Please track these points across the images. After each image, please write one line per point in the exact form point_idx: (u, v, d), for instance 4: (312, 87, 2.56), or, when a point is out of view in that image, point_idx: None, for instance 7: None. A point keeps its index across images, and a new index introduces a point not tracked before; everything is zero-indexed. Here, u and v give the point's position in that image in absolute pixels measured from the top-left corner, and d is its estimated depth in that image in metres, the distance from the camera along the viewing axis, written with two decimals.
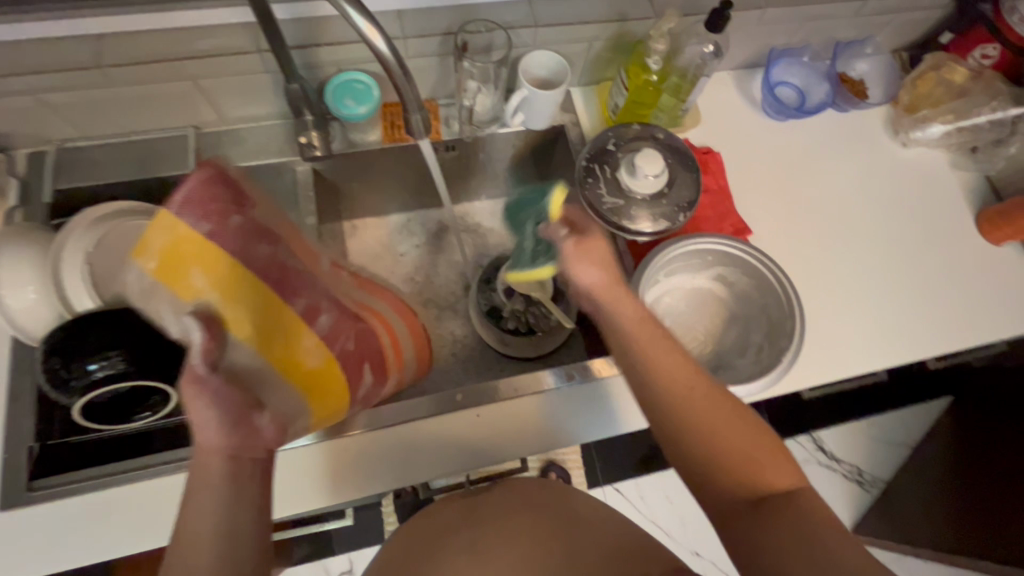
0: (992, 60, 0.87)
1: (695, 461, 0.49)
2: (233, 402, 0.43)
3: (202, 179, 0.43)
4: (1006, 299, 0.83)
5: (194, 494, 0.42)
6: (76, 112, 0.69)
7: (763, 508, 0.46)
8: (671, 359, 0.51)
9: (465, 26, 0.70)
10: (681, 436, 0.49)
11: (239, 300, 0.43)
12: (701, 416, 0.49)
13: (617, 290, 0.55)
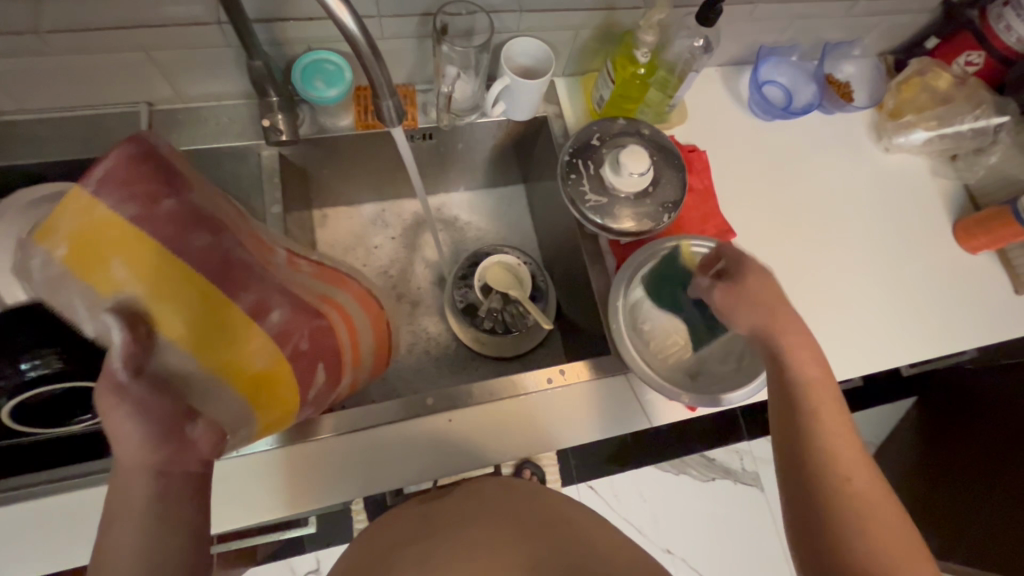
0: (976, 67, 0.87)
1: (845, 528, 0.49)
2: (160, 413, 0.41)
3: (121, 158, 0.43)
4: (979, 307, 0.84)
5: (117, 518, 0.41)
6: (10, 82, 0.62)
7: (856, 514, 0.49)
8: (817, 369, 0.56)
9: (444, 8, 0.66)
10: (836, 498, 0.50)
11: (166, 292, 0.42)
12: (833, 422, 0.53)
13: (791, 343, 0.56)
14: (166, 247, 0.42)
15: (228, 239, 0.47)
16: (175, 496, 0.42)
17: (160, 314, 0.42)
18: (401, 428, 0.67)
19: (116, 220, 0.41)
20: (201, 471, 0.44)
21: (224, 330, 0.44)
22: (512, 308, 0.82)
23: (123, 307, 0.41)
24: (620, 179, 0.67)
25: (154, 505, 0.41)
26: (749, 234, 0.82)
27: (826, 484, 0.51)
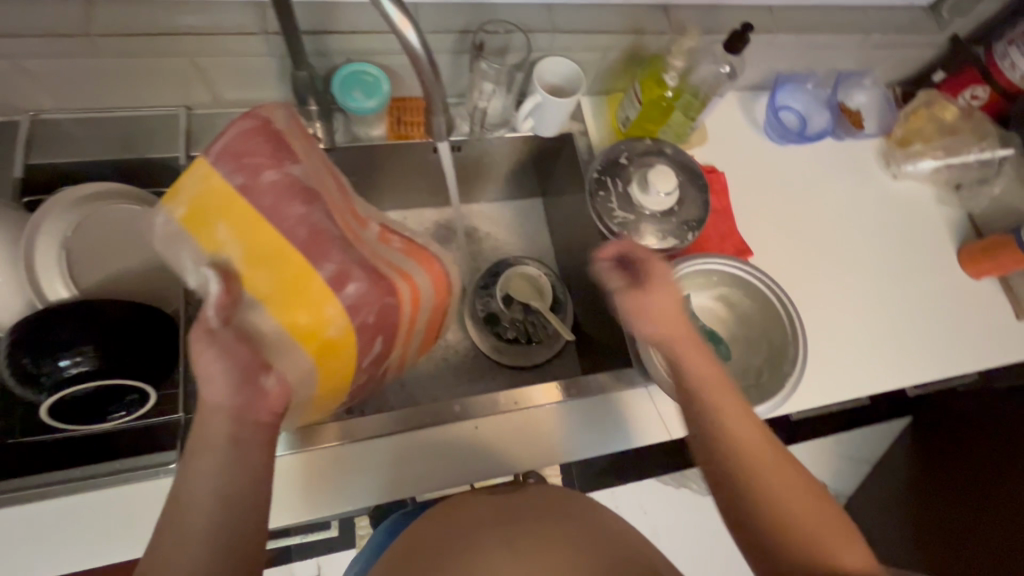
0: (981, 101, 0.90)
1: (760, 511, 0.50)
2: (242, 360, 0.46)
3: (242, 132, 0.49)
4: (983, 331, 0.86)
5: (197, 454, 0.45)
6: (56, 82, 0.63)
7: (801, 546, 0.48)
8: (731, 399, 0.55)
9: (483, 26, 0.69)
10: (751, 479, 0.51)
11: (255, 255, 0.47)
12: (758, 453, 0.52)
13: (680, 328, 0.58)
14: (263, 214, 0.47)
15: (318, 211, 0.49)
16: (248, 440, 0.46)
17: (251, 274, 0.47)
18: (424, 434, 0.67)
19: (226, 187, 0.48)
20: (274, 420, 0.49)
21: (304, 295, 0.48)
22: (535, 318, 0.85)
23: (221, 263, 0.47)
24: (647, 198, 0.70)
25: (229, 446, 0.45)
26: (763, 254, 0.85)
27: (759, 520, 0.50)
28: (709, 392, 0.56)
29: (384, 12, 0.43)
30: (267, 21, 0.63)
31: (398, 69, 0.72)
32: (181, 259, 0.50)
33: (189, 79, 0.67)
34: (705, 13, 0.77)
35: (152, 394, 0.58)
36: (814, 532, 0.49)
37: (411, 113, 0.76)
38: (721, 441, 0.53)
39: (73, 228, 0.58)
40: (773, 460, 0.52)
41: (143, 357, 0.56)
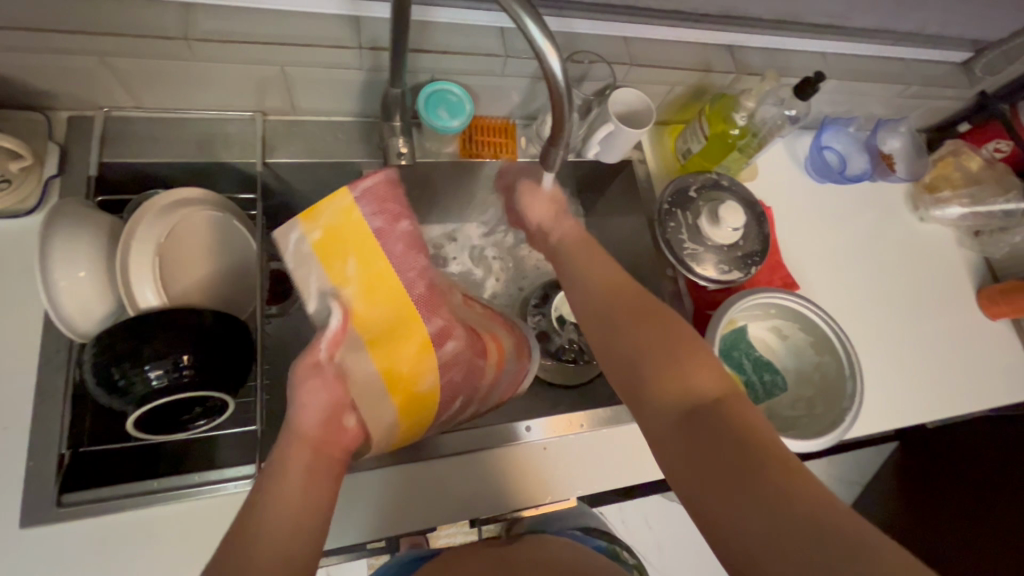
0: (1003, 154, 0.96)
1: (630, 370, 0.53)
2: (336, 397, 0.51)
3: (383, 180, 0.55)
4: (998, 370, 0.91)
5: (271, 487, 0.45)
6: (138, 80, 0.62)
7: (699, 428, 0.47)
8: (623, 301, 0.57)
9: (571, 55, 0.70)
10: (616, 348, 0.55)
11: (376, 301, 0.53)
12: (648, 344, 0.53)
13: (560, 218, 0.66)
14: (392, 264, 0.54)
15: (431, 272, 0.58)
16: (322, 476, 0.47)
17: (369, 315, 0.53)
18: (491, 454, 0.70)
19: (366, 227, 0.52)
20: (345, 459, 0.51)
21: (410, 344, 0.55)
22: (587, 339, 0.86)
23: (346, 300, 0.52)
24: (716, 231, 0.72)
25: (305, 479, 0.46)
26: (802, 286, 0.89)
27: (660, 413, 0.50)
28: (608, 299, 0.58)
29: (531, 40, 0.42)
30: (363, 35, 0.63)
31: (475, 89, 0.73)
32: (301, 283, 0.52)
33: (272, 86, 0.66)
34: (768, 56, 0.80)
35: (230, 405, 0.58)
36: (713, 407, 0.48)
37: (483, 133, 0.77)
38: (617, 343, 0.55)
39: (167, 236, 0.57)
40: (671, 347, 0.52)
41: (225, 371, 0.56)
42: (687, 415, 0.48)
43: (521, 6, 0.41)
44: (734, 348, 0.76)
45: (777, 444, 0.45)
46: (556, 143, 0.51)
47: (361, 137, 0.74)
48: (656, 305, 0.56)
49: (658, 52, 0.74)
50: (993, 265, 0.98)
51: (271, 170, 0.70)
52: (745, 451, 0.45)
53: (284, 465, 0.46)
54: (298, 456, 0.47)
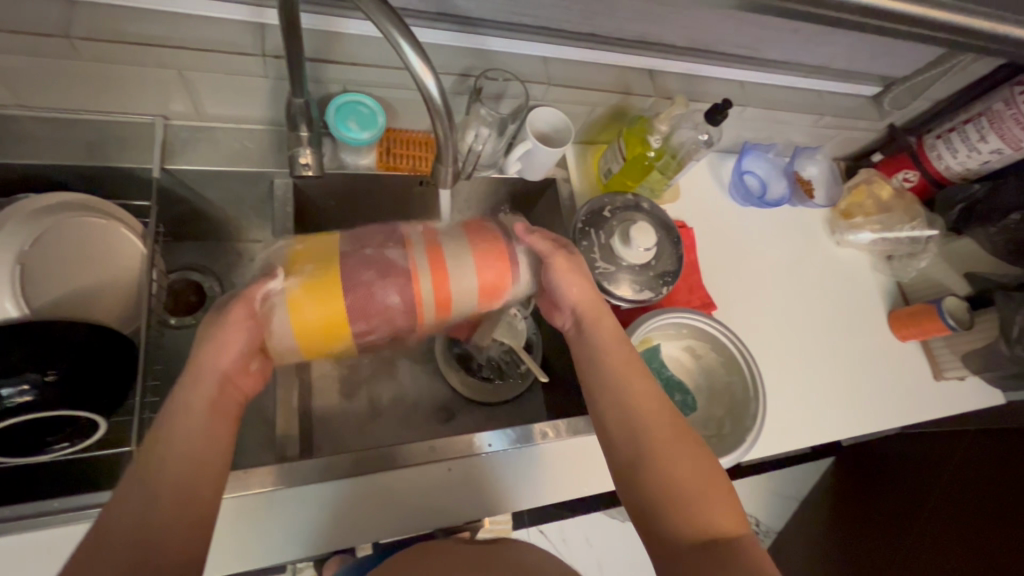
0: (911, 184, 1.01)
1: (655, 488, 0.54)
2: (245, 342, 0.53)
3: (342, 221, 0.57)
4: (907, 389, 0.95)
5: (172, 422, 0.48)
6: (20, 79, 0.58)
7: (721, 563, 0.50)
8: (655, 418, 0.57)
9: (485, 73, 0.70)
10: (641, 461, 0.55)
11: (311, 296, 0.54)
12: (680, 474, 0.54)
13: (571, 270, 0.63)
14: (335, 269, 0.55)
15: (387, 283, 0.56)
16: (220, 414, 0.50)
17: (302, 303, 0.53)
18: (393, 476, 0.66)
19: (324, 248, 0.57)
20: (241, 403, 0.54)
21: (334, 339, 0.55)
22: (510, 356, 0.85)
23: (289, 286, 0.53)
24: (627, 251, 0.73)
25: (206, 420, 0.49)
26: (721, 305, 0.91)
27: (677, 541, 0.52)
28: (638, 413, 0.57)
29: (407, 60, 0.44)
30: (266, 43, 0.61)
31: (392, 102, 0.72)
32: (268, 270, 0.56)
33: (172, 90, 0.64)
34: (686, 82, 0.82)
35: (103, 424, 0.54)
36: (731, 545, 0.51)
37: (401, 146, 0.76)
38: (640, 461, 0.55)
39: (32, 242, 0.55)
40: (698, 478, 0.54)
41: (95, 388, 0.52)
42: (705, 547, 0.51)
43: (394, 25, 0.43)
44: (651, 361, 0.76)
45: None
46: (440, 153, 0.54)
47: (273, 146, 0.72)
48: (686, 425, 0.58)
49: (576, 74, 0.75)
50: (904, 288, 1.02)
51: (172, 175, 0.68)
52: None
53: (186, 411, 0.49)
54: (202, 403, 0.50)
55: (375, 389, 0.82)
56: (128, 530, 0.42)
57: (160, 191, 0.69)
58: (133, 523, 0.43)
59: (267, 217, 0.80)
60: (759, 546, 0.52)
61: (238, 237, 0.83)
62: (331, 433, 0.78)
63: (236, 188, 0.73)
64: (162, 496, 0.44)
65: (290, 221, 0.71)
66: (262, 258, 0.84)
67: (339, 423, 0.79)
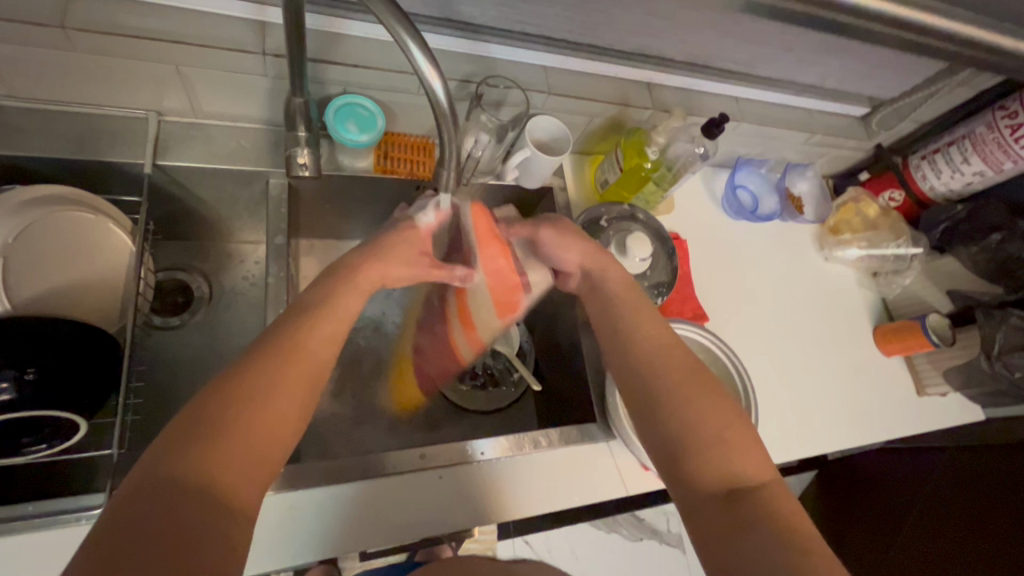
0: (896, 203, 1.05)
1: (669, 432, 0.53)
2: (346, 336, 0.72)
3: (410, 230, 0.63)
4: (892, 404, 0.96)
5: (275, 375, 0.45)
6: (10, 69, 0.57)
7: (743, 510, 0.48)
8: (673, 365, 0.57)
9: (486, 79, 0.70)
10: (653, 406, 0.55)
11: None
12: (701, 421, 0.53)
13: (599, 258, 0.65)
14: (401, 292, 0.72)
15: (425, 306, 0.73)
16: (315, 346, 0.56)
17: None
18: (382, 483, 0.64)
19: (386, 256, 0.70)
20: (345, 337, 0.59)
21: None
22: (503, 363, 0.86)
23: None
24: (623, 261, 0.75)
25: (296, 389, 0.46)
26: (712, 317, 0.92)
27: (699, 488, 0.50)
28: (649, 359, 0.58)
29: (414, 62, 0.44)
30: (266, 41, 0.60)
31: (391, 106, 0.72)
32: None
33: (168, 85, 0.63)
34: (682, 96, 0.83)
35: (83, 427, 0.52)
36: (756, 491, 0.49)
37: (399, 149, 0.75)
38: (656, 409, 0.55)
39: (16, 236, 0.53)
40: (720, 424, 0.53)
41: (77, 387, 0.50)
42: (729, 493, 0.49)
43: (402, 26, 0.42)
44: None
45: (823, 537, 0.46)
46: (441, 156, 0.53)
47: (269, 146, 0.71)
48: (706, 372, 0.57)
49: (576, 84, 0.76)
50: (889, 304, 1.04)
51: (163, 172, 0.67)
52: (786, 539, 0.45)
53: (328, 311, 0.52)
54: (347, 308, 0.54)
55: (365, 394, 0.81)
56: (239, 395, 0.43)
57: (151, 188, 0.68)
58: (246, 392, 0.44)
59: (259, 218, 0.78)
60: (790, 497, 0.50)
61: (229, 238, 0.81)
62: (319, 439, 0.76)
63: (229, 186, 0.72)
64: (278, 383, 0.45)
65: (283, 222, 0.70)
66: (253, 259, 0.83)
67: (328, 428, 0.77)
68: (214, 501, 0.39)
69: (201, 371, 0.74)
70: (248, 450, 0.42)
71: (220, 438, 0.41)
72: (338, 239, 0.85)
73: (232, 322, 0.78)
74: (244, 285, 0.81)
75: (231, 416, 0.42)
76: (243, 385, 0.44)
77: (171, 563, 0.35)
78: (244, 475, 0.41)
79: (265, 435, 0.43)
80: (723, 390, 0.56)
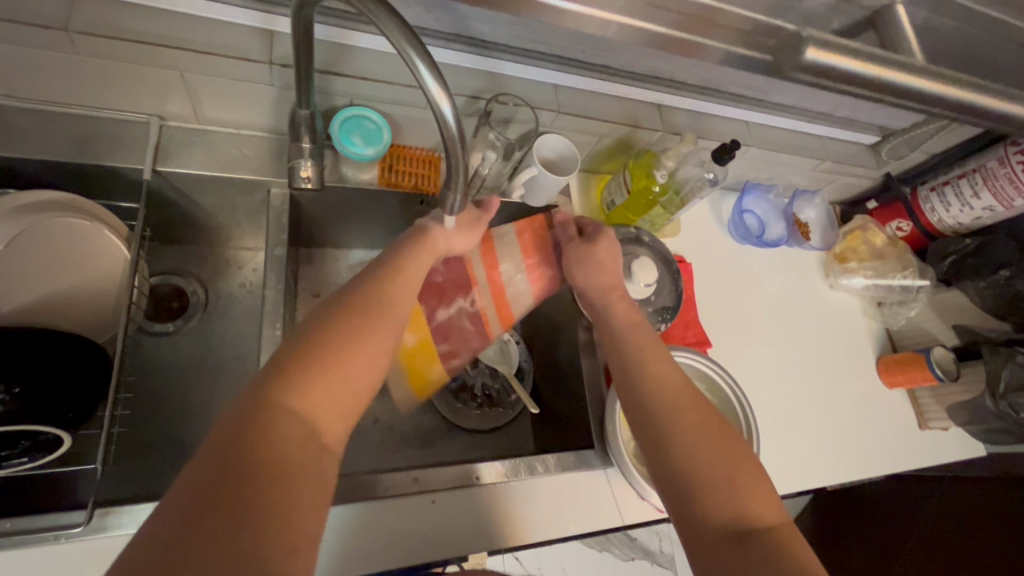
0: (904, 233, 1.04)
1: (681, 468, 0.52)
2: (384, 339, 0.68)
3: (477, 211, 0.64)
4: (895, 438, 0.94)
5: (369, 323, 0.47)
6: (11, 70, 0.55)
7: (758, 552, 0.46)
8: (687, 403, 0.56)
9: (496, 96, 0.69)
10: (665, 441, 0.54)
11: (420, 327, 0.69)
12: (715, 465, 0.51)
13: (612, 294, 0.67)
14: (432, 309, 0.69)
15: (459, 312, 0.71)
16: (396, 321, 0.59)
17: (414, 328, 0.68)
18: (371, 507, 0.62)
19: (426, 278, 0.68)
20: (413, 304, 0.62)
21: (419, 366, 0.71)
22: (500, 383, 0.84)
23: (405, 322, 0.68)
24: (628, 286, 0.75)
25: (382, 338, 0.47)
26: (714, 342, 0.90)
27: (711, 525, 0.49)
28: (663, 395, 0.56)
29: (422, 82, 0.42)
30: (273, 50, 0.59)
31: (398, 118, 0.71)
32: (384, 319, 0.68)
33: (172, 90, 0.62)
34: (692, 119, 0.82)
35: (67, 440, 0.50)
36: (772, 535, 0.48)
37: (405, 163, 0.74)
38: (667, 445, 0.54)
39: (6, 242, 0.53)
40: (733, 465, 0.51)
41: (62, 402, 0.49)
42: (739, 538, 0.48)
43: (413, 50, 0.41)
44: None
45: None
46: (446, 181, 0.51)
47: (272, 155, 0.70)
48: (718, 416, 0.56)
49: (587, 104, 0.75)
50: (893, 335, 1.03)
51: (163, 178, 0.65)
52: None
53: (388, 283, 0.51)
54: (410, 277, 0.53)
55: (359, 408, 0.80)
56: (300, 363, 0.42)
57: (149, 192, 0.67)
58: (304, 359, 0.43)
59: (259, 225, 0.77)
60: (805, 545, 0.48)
61: (228, 244, 0.80)
62: None
63: (231, 193, 0.70)
64: (336, 352, 0.44)
65: (283, 232, 0.69)
66: (251, 265, 0.80)
67: None
68: (266, 466, 0.37)
69: (193, 379, 0.73)
70: (303, 418, 0.40)
71: (275, 404, 0.40)
72: (339, 248, 0.84)
73: (227, 331, 0.77)
74: (239, 292, 0.79)
75: (291, 382, 0.41)
76: (303, 355, 0.43)
77: (282, 481, 0.36)
78: (326, 420, 0.42)
79: (352, 377, 0.44)
80: (734, 432, 0.55)
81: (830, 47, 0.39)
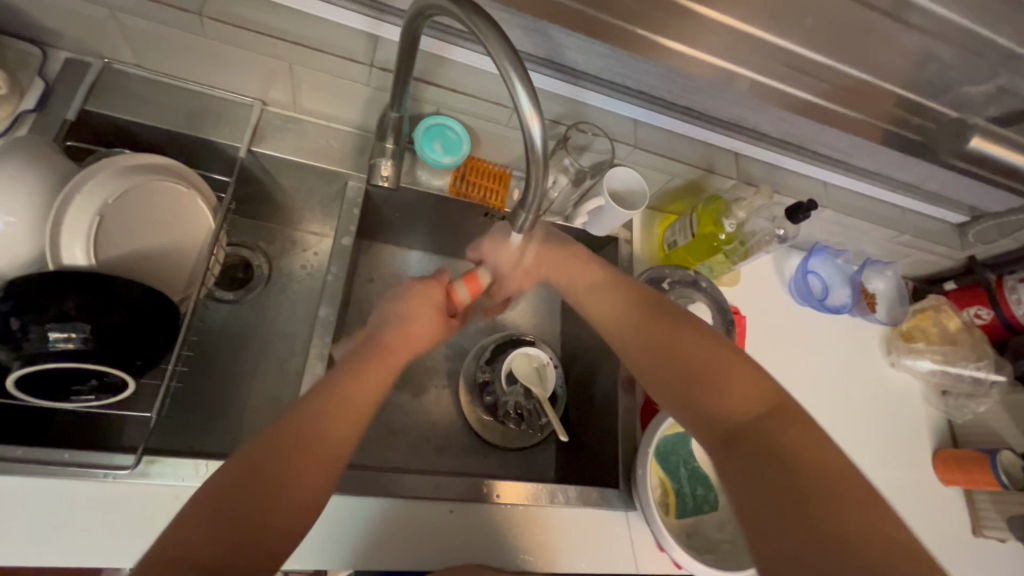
0: (982, 321, 0.96)
1: (672, 385, 0.56)
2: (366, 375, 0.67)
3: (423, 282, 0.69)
4: (944, 538, 0.87)
5: (289, 450, 0.47)
6: (144, 43, 0.61)
7: (751, 444, 0.49)
8: (659, 321, 0.61)
9: (575, 124, 0.72)
10: (650, 365, 0.59)
11: None
12: (690, 360, 0.56)
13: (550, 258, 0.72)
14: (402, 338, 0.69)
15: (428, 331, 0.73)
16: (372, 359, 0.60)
17: None
18: (391, 505, 0.63)
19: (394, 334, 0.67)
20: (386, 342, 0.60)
21: None
22: (533, 405, 0.81)
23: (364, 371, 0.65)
24: None
25: (307, 460, 0.47)
26: None
27: (712, 426, 0.53)
28: (644, 322, 0.62)
29: (518, 102, 0.44)
30: (376, 55, 0.62)
31: (479, 131, 0.74)
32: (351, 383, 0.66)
33: (279, 79, 0.66)
34: (767, 171, 0.81)
35: (131, 384, 0.54)
36: (762, 419, 0.50)
37: (475, 174, 0.77)
38: (655, 366, 0.58)
39: (116, 197, 0.56)
40: (710, 374, 0.55)
41: (137, 348, 0.52)
42: (739, 443, 0.50)
43: (514, 70, 0.43)
44: (685, 444, 0.74)
45: (851, 472, 0.46)
46: (523, 197, 0.52)
47: (356, 150, 0.74)
48: (684, 318, 0.61)
49: (664, 141, 0.75)
50: (955, 427, 0.96)
51: (256, 158, 0.70)
52: (810, 490, 0.45)
53: (367, 352, 0.58)
54: (362, 377, 0.54)
55: (390, 405, 0.81)
56: (294, 451, 0.47)
57: (240, 169, 0.72)
58: (301, 444, 0.48)
59: (330, 212, 0.81)
60: (807, 424, 0.50)
61: (297, 225, 0.84)
62: None
63: (312, 180, 0.75)
64: (308, 433, 0.48)
65: (353, 223, 0.72)
66: (314, 250, 0.84)
67: None
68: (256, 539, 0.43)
69: (244, 349, 0.76)
70: (293, 485, 0.46)
71: (275, 476, 0.45)
72: (398, 246, 0.86)
73: (282, 308, 0.80)
74: (300, 272, 0.83)
75: (281, 471, 0.46)
76: (287, 448, 0.47)
77: None
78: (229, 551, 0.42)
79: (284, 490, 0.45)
80: (701, 325, 0.59)
81: (994, 139, 0.62)
